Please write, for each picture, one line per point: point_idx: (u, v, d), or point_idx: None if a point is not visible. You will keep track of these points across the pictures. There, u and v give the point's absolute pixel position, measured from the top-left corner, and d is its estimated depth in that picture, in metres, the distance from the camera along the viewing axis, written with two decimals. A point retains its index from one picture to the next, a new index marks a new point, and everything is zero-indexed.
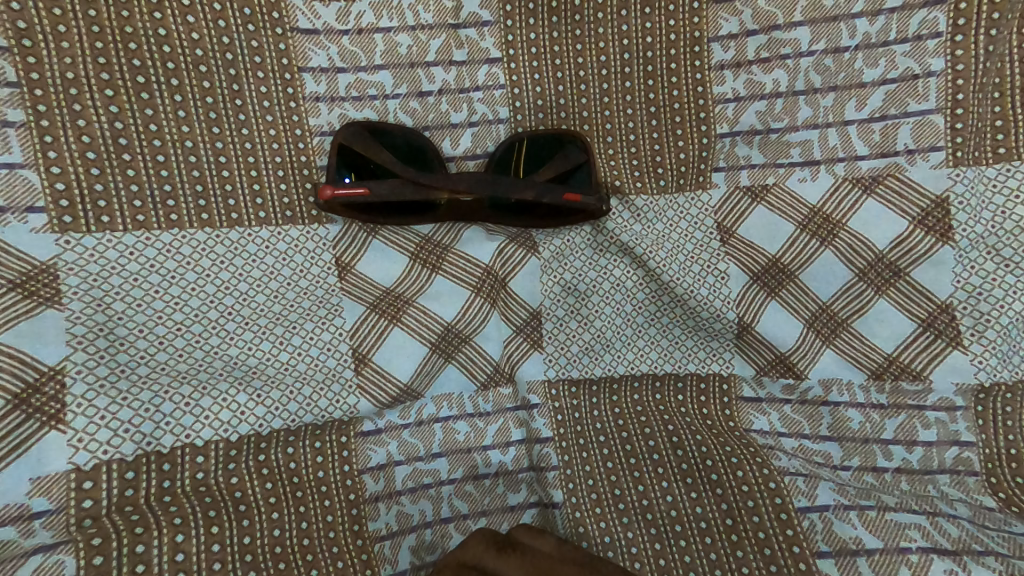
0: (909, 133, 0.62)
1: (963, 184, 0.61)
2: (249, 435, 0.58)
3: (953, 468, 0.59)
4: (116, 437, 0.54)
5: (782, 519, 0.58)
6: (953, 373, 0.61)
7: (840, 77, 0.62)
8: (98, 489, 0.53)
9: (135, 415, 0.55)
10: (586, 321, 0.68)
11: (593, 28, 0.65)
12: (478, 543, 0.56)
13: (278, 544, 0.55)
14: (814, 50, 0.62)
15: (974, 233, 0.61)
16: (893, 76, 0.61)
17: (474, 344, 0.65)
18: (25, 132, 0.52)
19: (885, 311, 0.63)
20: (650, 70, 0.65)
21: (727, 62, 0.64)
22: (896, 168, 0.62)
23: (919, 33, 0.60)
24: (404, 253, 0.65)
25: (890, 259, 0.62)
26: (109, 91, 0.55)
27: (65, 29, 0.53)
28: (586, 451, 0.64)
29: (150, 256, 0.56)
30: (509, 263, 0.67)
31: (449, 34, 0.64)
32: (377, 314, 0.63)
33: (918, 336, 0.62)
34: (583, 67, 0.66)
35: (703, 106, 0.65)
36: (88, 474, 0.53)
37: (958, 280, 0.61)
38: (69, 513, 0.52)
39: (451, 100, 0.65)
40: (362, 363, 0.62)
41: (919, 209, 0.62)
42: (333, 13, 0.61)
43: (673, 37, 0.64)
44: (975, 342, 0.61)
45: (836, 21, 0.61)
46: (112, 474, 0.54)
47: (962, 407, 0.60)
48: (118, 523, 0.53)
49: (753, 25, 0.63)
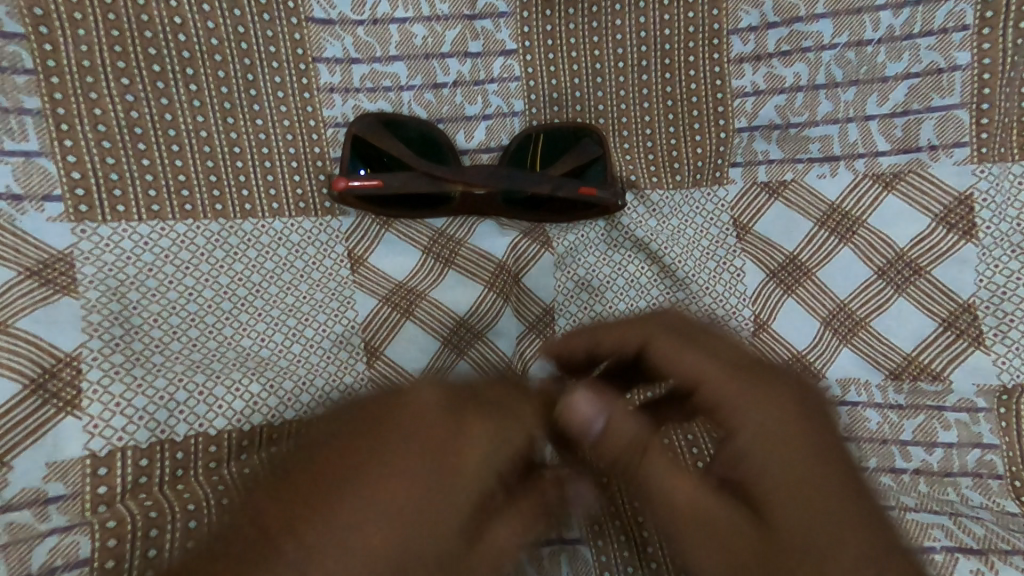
0: (933, 129, 0.61)
1: (988, 180, 0.60)
2: (261, 425, 0.57)
3: (976, 471, 0.59)
4: (131, 424, 0.54)
5: None
6: (974, 374, 0.60)
7: (862, 70, 0.62)
8: (113, 475, 0.53)
9: (149, 402, 0.55)
10: (598, 317, 0.66)
11: (610, 19, 0.64)
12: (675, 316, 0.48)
13: None
14: (836, 43, 0.62)
15: (998, 231, 0.60)
16: (917, 70, 0.60)
17: (486, 339, 0.64)
18: (41, 120, 0.52)
19: (905, 310, 0.62)
20: (668, 63, 0.64)
21: (747, 55, 0.63)
22: (918, 165, 0.61)
23: (945, 26, 0.60)
24: (417, 247, 0.64)
25: (911, 257, 0.61)
26: (124, 79, 0.55)
27: (82, 17, 0.53)
28: None
29: (165, 246, 0.56)
30: (522, 258, 0.66)
31: (464, 25, 0.63)
32: (389, 307, 0.63)
33: (939, 336, 0.61)
34: (599, 60, 0.65)
35: (721, 99, 0.64)
36: (103, 461, 0.53)
37: (982, 279, 0.60)
38: (84, 500, 0.51)
39: (465, 92, 0.64)
40: (374, 357, 0.62)
41: (942, 206, 0.61)
42: (349, 3, 0.61)
43: (692, 30, 0.63)
44: (998, 343, 0.60)
45: (859, 13, 0.61)
46: (126, 461, 0.53)
47: (984, 409, 0.59)
48: (132, 508, 0.52)
49: (773, 18, 0.62)
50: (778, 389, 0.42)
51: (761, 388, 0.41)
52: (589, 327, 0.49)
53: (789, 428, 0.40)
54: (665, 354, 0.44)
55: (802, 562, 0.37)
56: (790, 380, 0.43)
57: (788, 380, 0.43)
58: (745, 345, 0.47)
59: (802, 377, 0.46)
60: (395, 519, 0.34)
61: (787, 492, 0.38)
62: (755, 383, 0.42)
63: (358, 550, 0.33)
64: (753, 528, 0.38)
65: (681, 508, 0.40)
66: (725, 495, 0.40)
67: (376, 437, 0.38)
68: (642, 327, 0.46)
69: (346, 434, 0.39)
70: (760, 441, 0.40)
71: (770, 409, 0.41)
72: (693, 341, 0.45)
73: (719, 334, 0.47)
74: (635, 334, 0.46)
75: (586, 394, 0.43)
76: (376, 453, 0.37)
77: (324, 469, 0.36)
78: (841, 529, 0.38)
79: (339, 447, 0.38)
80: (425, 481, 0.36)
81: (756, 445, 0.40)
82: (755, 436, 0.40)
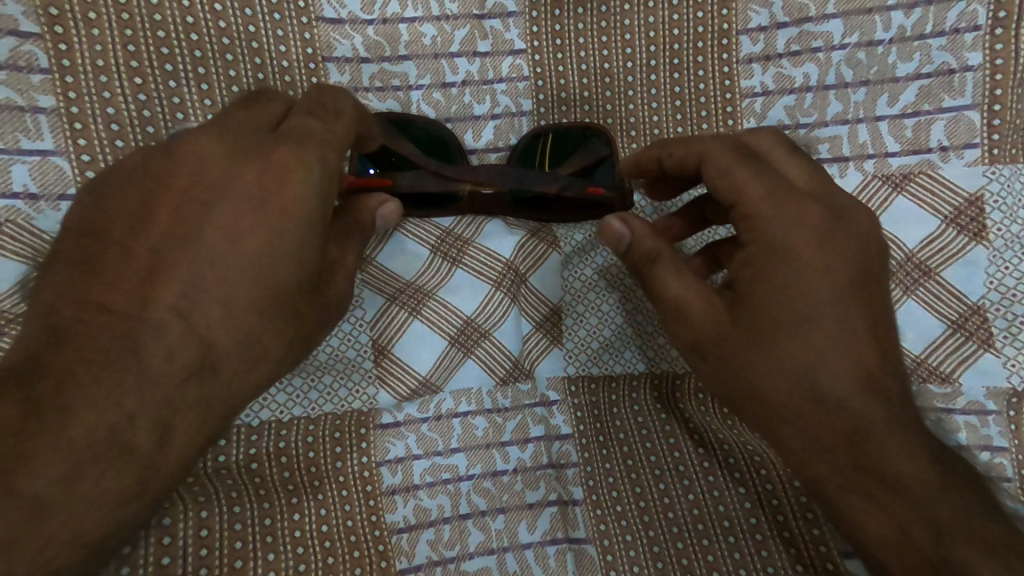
0: (943, 129, 0.60)
1: (997, 182, 0.60)
2: (270, 420, 0.59)
3: (986, 474, 0.58)
4: None
5: (808, 518, 0.59)
6: (984, 376, 0.60)
7: (872, 71, 0.61)
8: None
9: None
10: (605, 316, 0.66)
11: (619, 19, 0.64)
12: (762, 141, 0.54)
13: (298, 529, 0.57)
14: (847, 43, 0.61)
15: (1008, 233, 0.60)
16: (928, 71, 0.60)
17: (493, 339, 0.64)
18: (56, 118, 0.53)
19: (915, 312, 0.61)
20: (677, 63, 0.64)
21: (756, 56, 0.63)
22: (928, 165, 0.61)
23: (957, 26, 0.59)
24: (425, 246, 0.64)
25: (921, 258, 0.61)
26: (137, 78, 0.55)
27: (95, 16, 0.54)
28: (606, 449, 0.63)
29: None
30: (531, 258, 0.66)
31: (473, 25, 0.63)
32: (398, 306, 0.63)
33: (949, 338, 0.61)
34: (607, 60, 0.65)
35: (730, 99, 0.64)
36: None
37: (992, 281, 0.60)
38: None
39: (474, 92, 0.64)
40: (382, 355, 0.62)
41: (952, 207, 0.61)
42: (359, 3, 0.61)
43: (701, 30, 0.63)
44: (1007, 345, 0.60)
45: (870, 13, 0.61)
46: None
47: (993, 412, 0.59)
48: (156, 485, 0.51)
49: (783, 18, 0.62)
50: (808, 237, 0.49)
51: (789, 213, 0.50)
52: (660, 142, 0.58)
53: (797, 253, 0.49)
54: (716, 172, 0.52)
55: (750, 339, 0.49)
56: (822, 215, 0.50)
57: (820, 213, 0.50)
58: (804, 172, 0.52)
59: (845, 210, 0.51)
60: (243, 269, 0.47)
61: (769, 301, 0.49)
62: (788, 221, 0.49)
63: (219, 278, 0.46)
64: (727, 310, 0.51)
65: (667, 292, 0.52)
66: (712, 294, 0.51)
67: (192, 210, 0.47)
68: (706, 146, 0.53)
69: (163, 216, 0.47)
70: (759, 259, 0.50)
71: (787, 234, 0.49)
72: (743, 162, 0.51)
73: (795, 166, 0.52)
74: (697, 149, 0.53)
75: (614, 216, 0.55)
76: (198, 224, 0.47)
77: (165, 247, 0.46)
78: (804, 328, 0.48)
79: (143, 219, 0.46)
80: (268, 241, 0.47)
81: (756, 258, 0.50)
82: (761, 252, 0.50)
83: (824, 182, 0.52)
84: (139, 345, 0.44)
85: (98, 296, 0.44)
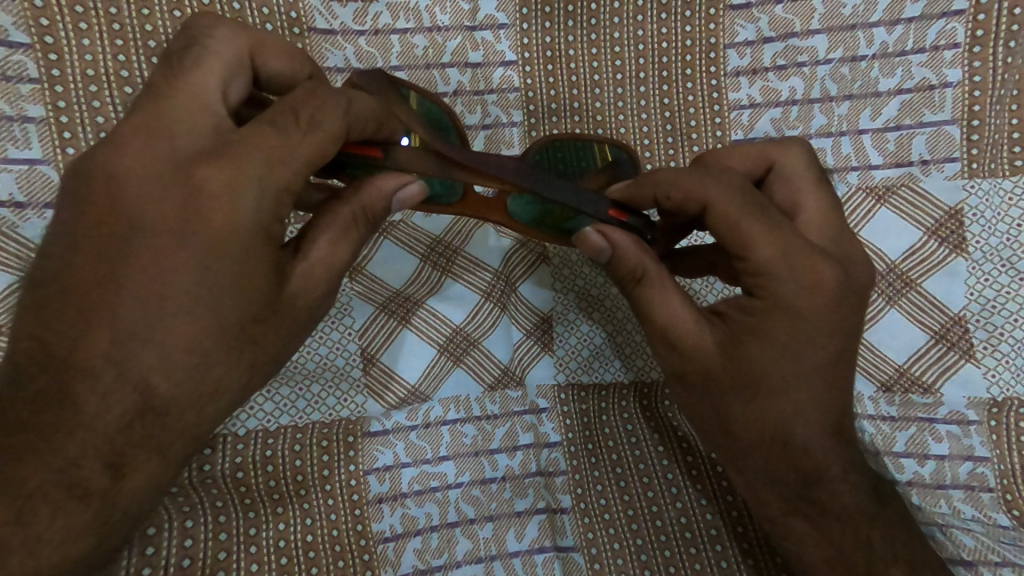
0: (924, 144, 0.62)
1: (977, 196, 0.61)
2: (256, 429, 0.58)
3: (968, 484, 0.59)
4: None
5: None
6: (965, 387, 0.61)
7: (856, 85, 0.63)
8: None
9: None
10: (596, 325, 0.66)
11: (609, 32, 0.65)
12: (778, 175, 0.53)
13: (283, 538, 0.57)
14: (831, 58, 0.63)
15: (988, 245, 0.61)
16: (909, 86, 0.62)
17: (482, 347, 0.65)
18: (45, 128, 0.53)
19: (896, 322, 0.62)
20: (666, 75, 0.65)
21: (743, 69, 0.64)
22: (910, 178, 0.62)
23: (937, 43, 0.61)
24: (414, 255, 0.65)
25: (903, 269, 0.62)
26: (127, 88, 0.55)
27: (86, 27, 0.54)
28: (596, 457, 0.63)
29: None
30: (520, 267, 0.66)
31: (465, 36, 0.64)
32: (387, 315, 0.63)
33: (930, 349, 0.62)
34: (598, 71, 0.66)
35: (718, 112, 0.65)
36: None
37: (971, 292, 0.61)
38: None
39: (466, 101, 0.65)
40: (370, 363, 0.62)
41: (933, 219, 0.62)
42: (351, 14, 0.62)
43: (689, 44, 0.64)
44: (987, 355, 0.61)
45: (854, 29, 0.62)
46: None
47: (975, 422, 0.60)
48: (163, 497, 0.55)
49: (769, 32, 0.63)
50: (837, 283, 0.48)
51: (807, 264, 0.47)
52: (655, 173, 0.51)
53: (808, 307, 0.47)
54: (726, 217, 0.47)
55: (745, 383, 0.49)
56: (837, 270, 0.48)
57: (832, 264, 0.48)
58: (819, 215, 0.52)
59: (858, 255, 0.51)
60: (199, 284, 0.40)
61: (767, 354, 0.47)
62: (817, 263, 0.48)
63: (170, 290, 0.39)
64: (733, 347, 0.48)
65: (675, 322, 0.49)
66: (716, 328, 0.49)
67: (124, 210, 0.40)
68: (714, 186, 0.47)
69: (86, 228, 0.40)
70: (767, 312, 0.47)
71: (797, 290, 0.47)
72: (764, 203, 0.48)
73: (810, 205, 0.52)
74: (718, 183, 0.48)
75: (597, 227, 0.49)
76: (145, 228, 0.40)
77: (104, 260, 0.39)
78: (795, 373, 0.48)
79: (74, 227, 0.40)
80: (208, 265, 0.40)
81: (758, 312, 0.48)
82: (766, 307, 0.47)
83: (837, 230, 0.51)
84: (96, 373, 0.39)
85: (41, 328, 0.39)
